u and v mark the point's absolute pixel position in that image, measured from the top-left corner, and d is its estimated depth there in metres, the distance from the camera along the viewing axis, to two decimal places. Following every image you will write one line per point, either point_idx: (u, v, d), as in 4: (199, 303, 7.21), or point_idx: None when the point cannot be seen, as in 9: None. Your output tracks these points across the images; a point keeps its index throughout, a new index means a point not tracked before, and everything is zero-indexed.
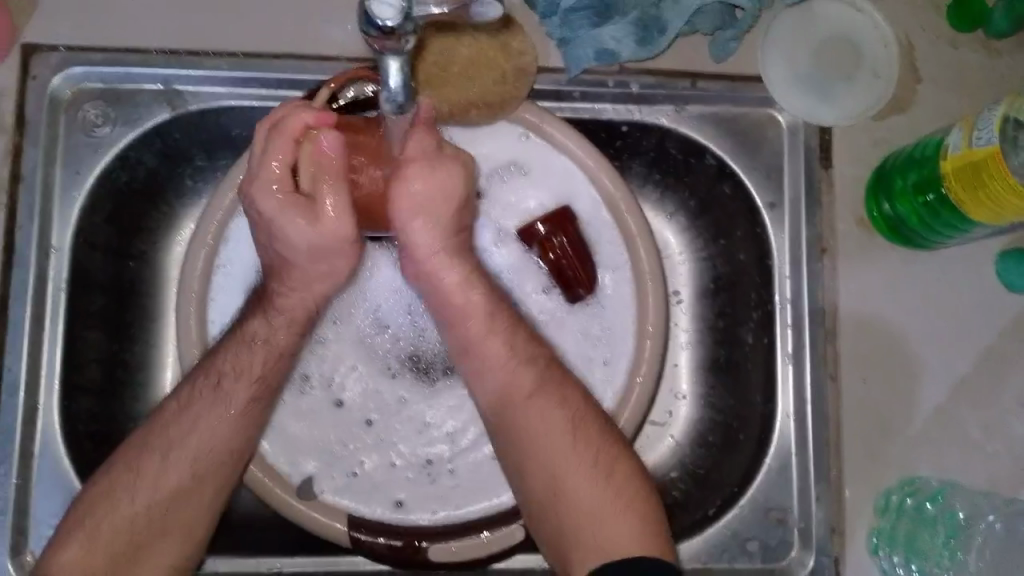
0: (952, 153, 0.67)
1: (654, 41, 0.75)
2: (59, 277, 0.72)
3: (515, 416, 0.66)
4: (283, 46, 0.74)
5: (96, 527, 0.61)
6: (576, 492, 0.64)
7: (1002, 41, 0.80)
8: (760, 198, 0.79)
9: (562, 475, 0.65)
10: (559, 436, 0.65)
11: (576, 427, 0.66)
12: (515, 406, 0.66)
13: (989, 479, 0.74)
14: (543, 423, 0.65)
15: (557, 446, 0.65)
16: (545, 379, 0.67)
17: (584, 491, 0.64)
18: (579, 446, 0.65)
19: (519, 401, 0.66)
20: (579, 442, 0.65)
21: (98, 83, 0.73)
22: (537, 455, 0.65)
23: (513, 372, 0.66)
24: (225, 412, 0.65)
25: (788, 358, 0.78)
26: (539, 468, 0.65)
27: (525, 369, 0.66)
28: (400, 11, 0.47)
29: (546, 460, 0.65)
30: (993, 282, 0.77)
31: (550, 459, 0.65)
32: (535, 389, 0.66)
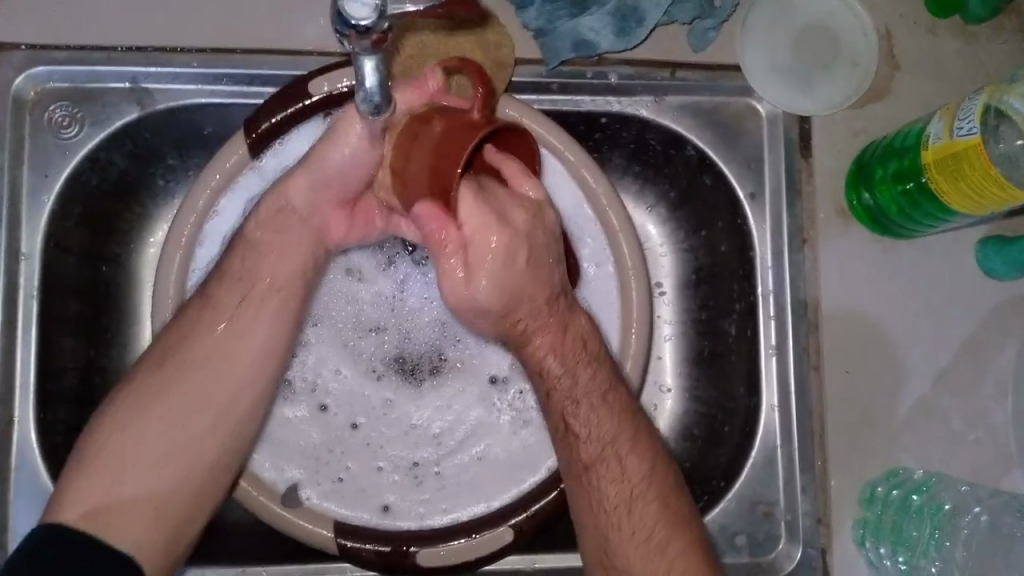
0: (932, 145, 0.67)
1: (632, 32, 0.74)
2: (30, 285, 0.70)
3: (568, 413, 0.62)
4: (254, 41, 0.72)
5: (92, 476, 0.58)
6: (637, 566, 0.61)
7: (979, 28, 0.80)
8: (742, 189, 0.79)
9: (619, 537, 0.62)
10: (629, 508, 0.62)
11: (641, 497, 0.62)
12: (589, 459, 0.63)
13: (971, 469, 0.75)
14: (616, 484, 0.62)
15: (624, 518, 0.62)
16: (622, 434, 0.63)
17: (624, 508, 0.62)
18: (639, 518, 0.62)
19: (571, 399, 0.62)
20: (641, 512, 0.62)
21: (63, 82, 0.71)
22: (603, 520, 0.62)
23: (594, 429, 0.62)
24: (197, 359, 0.62)
25: (771, 350, 0.78)
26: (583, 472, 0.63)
27: (602, 416, 0.62)
28: (373, 9, 0.46)
29: (607, 521, 0.62)
30: (973, 271, 0.77)
31: (617, 529, 0.62)
32: (587, 390, 0.62)
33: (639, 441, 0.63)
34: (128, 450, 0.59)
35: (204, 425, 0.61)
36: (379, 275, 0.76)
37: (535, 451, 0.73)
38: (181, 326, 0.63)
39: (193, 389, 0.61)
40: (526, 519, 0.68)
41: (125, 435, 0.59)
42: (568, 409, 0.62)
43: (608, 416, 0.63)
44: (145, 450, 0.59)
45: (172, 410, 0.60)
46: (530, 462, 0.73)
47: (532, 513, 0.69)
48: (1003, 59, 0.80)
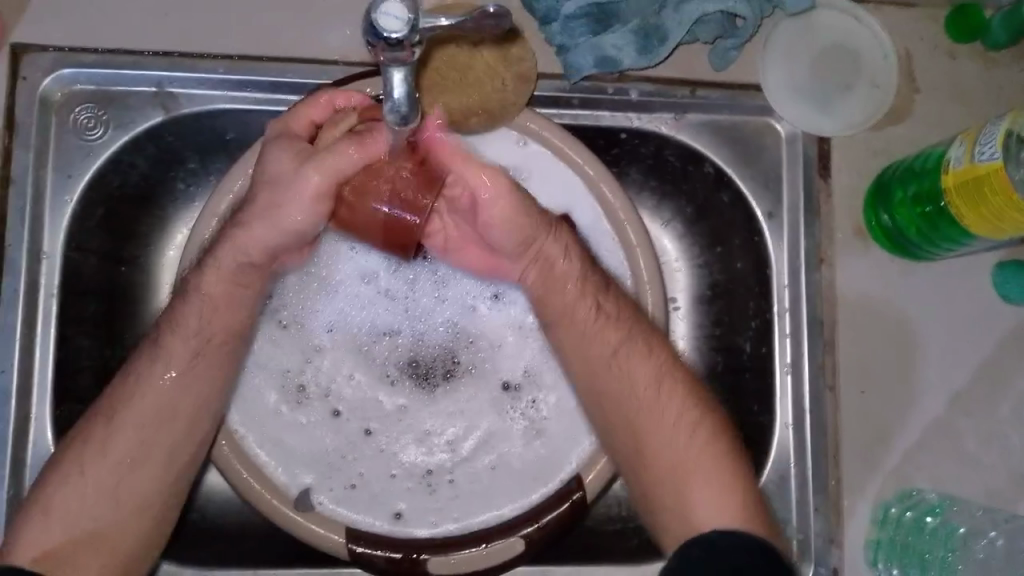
0: (953, 168, 0.67)
1: (654, 50, 0.74)
2: (51, 285, 0.71)
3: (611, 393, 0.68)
4: (279, 49, 0.73)
5: (49, 506, 0.61)
6: (674, 458, 0.66)
7: (999, 52, 0.80)
8: (760, 207, 0.79)
9: (651, 438, 0.67)
10: (653, 402, 0.67)
11: (665, 382, 0.68)
12: (617, 364, 0.68)
13: (985, 492, 0.75)
14: (638, 387, 0.68)
15: (651, 405, 0.67)
16: (626, 324, 0.69)
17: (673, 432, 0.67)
18: (668, 401, 0.67)
19: (612, 364, 0.68)
20: (665, 406, 0.67)
21: (90, 85, 0.71)
22: (642, 429, 0.67)
23: (594, 338, 0.68)
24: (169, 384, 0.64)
25: (786, 368, 0.78)
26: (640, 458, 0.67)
27: (612, 326, 0.68)
28: (407, 23, 0.46)
29: (636, 412, 0.67)
30: (990, 294, 0.78)
31: (652, 419, 0.67)
32: (623, 347, 0.68)
33: (630, 357, 0.68)
34: (72, 504, 0.61)
35: (145, 475, 0.63)
36: (390, 277, 0.76)
37: (546, 462, 0.73)
38: (173, 343, 0.64)
39: (133, 449, 0.63)
40: (538, 528, 0.68)
41: (65, 488, 0.62)
42: (612, 387, 0.68)
43: (615, 329, 0.68)
44: (85, 501, 0.62)
45: (134, 433, 0.63)
46: (543, 473, 0.73)
47: (544, 523, 0.69)
48: (1023, 84, 0.80)
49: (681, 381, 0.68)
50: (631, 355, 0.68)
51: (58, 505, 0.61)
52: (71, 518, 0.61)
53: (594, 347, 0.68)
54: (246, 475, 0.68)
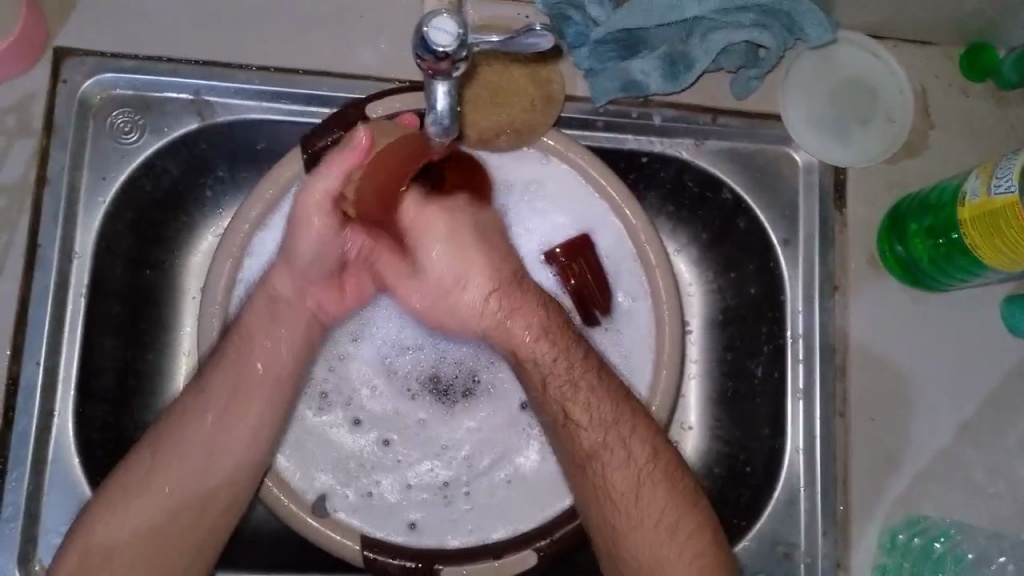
0: (969, 201, 0.69)
1: (681, 76, 0.76)
2: (80, 285, 0.72)
3: (599, 453, 0.66)
4: (314, 62, 0.75)
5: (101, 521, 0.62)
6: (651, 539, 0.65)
7: (1012, 92, 0.83)
8: (776, 234, 0.81)
9: (645, 502, 0.65)
10: (653, 480, 0.66)
11: (653, 461, 0.66)
12: (598, 445, 0.66)
13: (990, 520, 0.76)
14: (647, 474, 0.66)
15: (638, 476, 0.66)
16: (628, 418, 0.66)
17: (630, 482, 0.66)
18: (650, 502, 0.65)
19: (605, 437, 0.66)
20: (650, 497, 0.66)
21: (128, 90, 0.73)
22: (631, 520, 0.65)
23: (594, 414, 0.66)
24: None
25: (798, 394, 0.79)
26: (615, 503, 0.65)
27: (596, 398, 0.66)
28: (456, 38, 0.48)
29: (637, 492, 0.66)
30: (999, 327, 0.79)
31: (641, 504, 0.65)
32: (619, 425, 0.66)
33: (639, 429, 0.66)
34: (115, 527, 0.62)
35: (191, 514, 0.64)
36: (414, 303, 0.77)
37: (564, 476, 0.74)
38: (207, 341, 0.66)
39: (175, 483, 0.64)
40: (551, 542, 0.69)
41: (115, 517, 0.62)
42: (600, 448, 0.66)
43: (606, 404, 0.66)
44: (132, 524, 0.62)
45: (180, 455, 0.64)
46: (561, 488, 0.74)
47: (554, 537, 0.69)
48: None
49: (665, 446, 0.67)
50: (578, 414, 0.66)
51: (102, 528, 0.62)
52: (112, 538, 0.62)
53: (585, 426, 0.66)
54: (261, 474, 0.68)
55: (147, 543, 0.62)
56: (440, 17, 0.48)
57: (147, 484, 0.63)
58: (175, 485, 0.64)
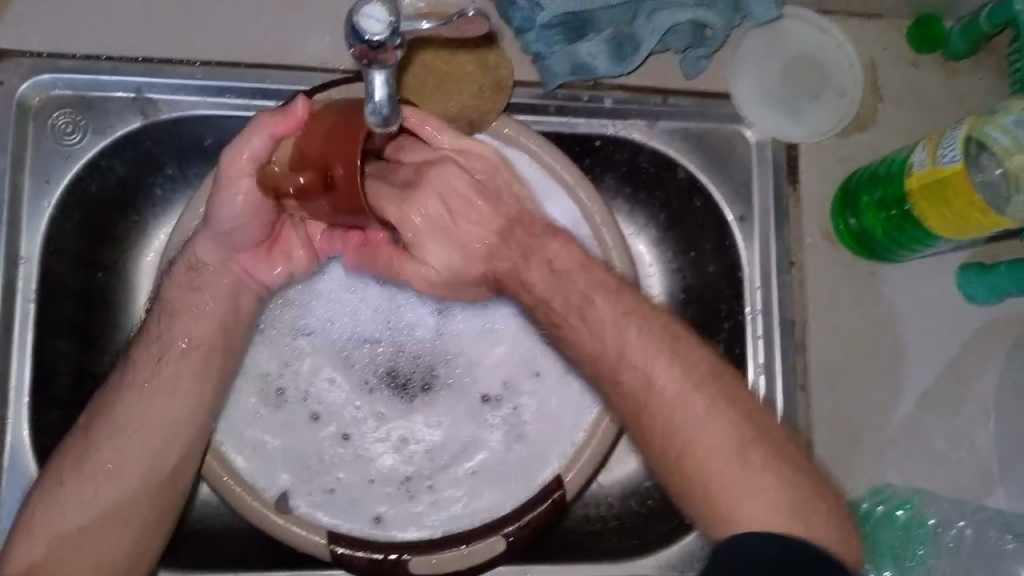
0: (917, 171, 0.70)
1: (627, 59, 0.76)
2: (28, 290, 0.70)
3: (643, 402, 0.60)
4: (259, 55, 0.74)
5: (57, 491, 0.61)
6: (729, 437, 0.58)
7: (958, 62, 0.83)
8: (731, 212, 0.81)
9: (710, 437, 0.58)
10: (719, 435, 0.58)
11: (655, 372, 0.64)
12: (673, 394, 0.59)
13: (953, 486, 0.77)
14: (685, 411, 0.59)
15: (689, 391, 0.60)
16: (607, 340, 0.66)
17: (701, 415, 0.58)
18: (716, 424, 0.58)
19: (643, 387, 0.60)
20: (714, 423, 0.58)
21: (68, 90, 0.71)
22: (690, 452, 0.58)
23: (609, 346, 0.61)
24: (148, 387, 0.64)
25: (759, 368, 0.79)
26: (674, 443, 0.59)
27: (663, 364, 0.60)
28: (388, 24, 0.48)
29: (727, 446, 0.57)
30: (954, 295, 0.80)
31: (707, 438, 0.58)
32: (655, 363, 0.60)
33: (677, 359, 0.60)
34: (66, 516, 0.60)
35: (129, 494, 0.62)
36: (378, 292, 0.77)
37: (529, 464, 0.74)
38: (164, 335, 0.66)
39: (113, 459, 0.62)
40: (520, 528, 0.68)
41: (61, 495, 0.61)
42: (643, 400, 0.60)
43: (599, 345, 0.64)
44: (80, 514, 0.61)
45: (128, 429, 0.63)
46: (524, 474, 0.74)
47: (524, 521, 0.69)
48: (981, 93, 0.84)
49: (668, 371, 0.65)
50: (557, 334, 0.64)
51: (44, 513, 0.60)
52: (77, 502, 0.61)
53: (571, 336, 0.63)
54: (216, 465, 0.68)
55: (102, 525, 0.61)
56: (373, 5, 0.48)
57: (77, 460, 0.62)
58: (118, 460, 0.62)
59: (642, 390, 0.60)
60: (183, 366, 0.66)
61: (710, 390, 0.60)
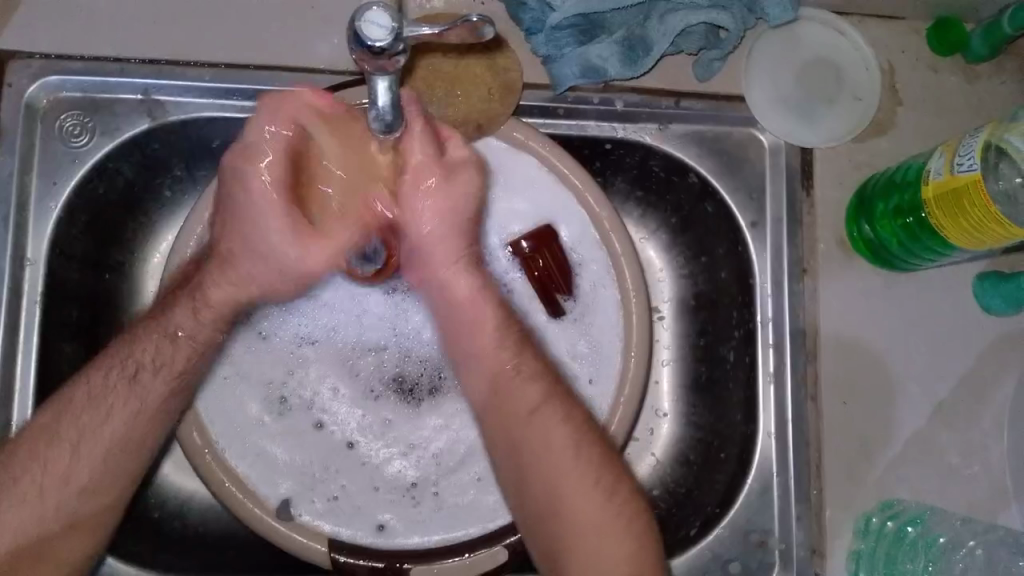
0: (933, 180, 0.68)
1: (639, 62, 0.75)
2: (34, 291, 0.71)
3: (517, 433, 0.63)
4: (266, 57, 0.73)
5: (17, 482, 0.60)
6: (590, 516, 0.62)
7: (981, 66, 0.81)
8: (743, 217, 0.79)
9: (569, 498, 0.62)
10: (586, 483, 0.62)
11: (582, 445, 0.63)
12: (503, 405, 0.63)
13: (965, 501, 0.75)
14: (549, 448, 0.63)
15: (574, 467, 0.63)
16: (553, 399, 0.64)
17: (555, 451, 0.63)
18: (578, 470, 0.63)
19: (522, 416, 0.63)
20: (574, 473, 0.63)
21: (76, 91, 0.71)
22: (550, 497, 0.63)
23: (520, 377, 0.63)
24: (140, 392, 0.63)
25: (769, 378, 0.78)
26: (537, 485, 0.63)
27: (536, 382, 0.63)
28: (391, 31, 0.47)
29: (558, 481, 0.62)
30: (972, 305, 0.78)
31: (562, 490, 0.62)
32: (535, 399, 0.63)
33: (555, 413, 0.63)
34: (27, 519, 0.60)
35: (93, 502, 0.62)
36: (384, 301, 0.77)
37: None
38: None
39: (86, 475, 0.61)
40: (521, 538, 0.69)
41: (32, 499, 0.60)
42: (518, 428, 0.63)
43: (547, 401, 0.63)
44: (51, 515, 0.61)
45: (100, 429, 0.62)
46: None
47: None
48: (1004, 98, 0.81)
49: (600, 450, 0.64)
50: (512, 380, 0.63)
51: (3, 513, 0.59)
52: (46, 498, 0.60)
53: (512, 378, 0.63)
54: (217, 471, 0.68)
55: (61, 535, 0.61)
56: (374, 10, 0.47)
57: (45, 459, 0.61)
58: (94, 478, 0.62)
59: (508, 419, 0.63)
60: (165, 351, 0.63)
61: (565, 418, 0.64)
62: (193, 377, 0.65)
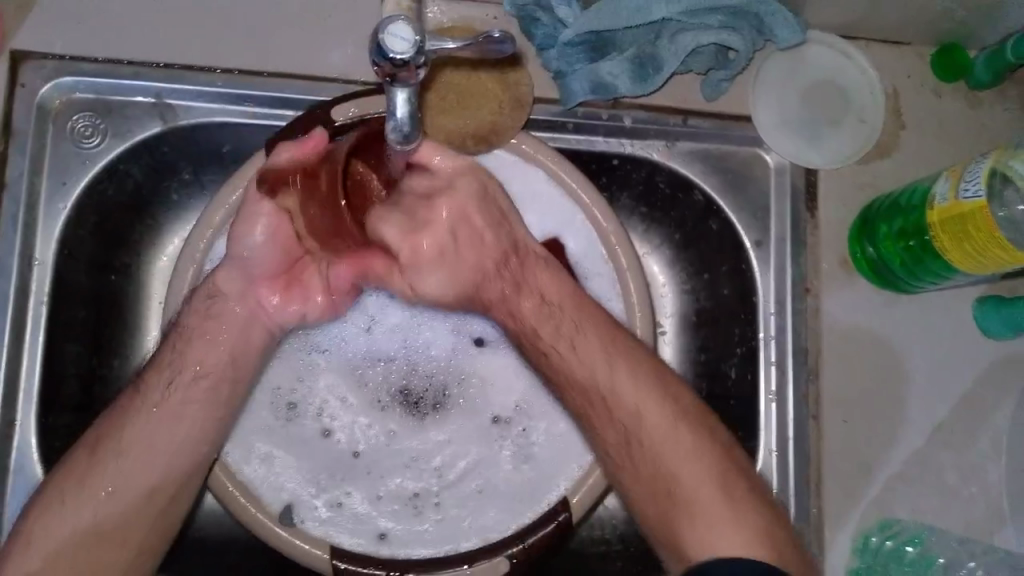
0: (939, 204, 0.69)
1: (650, 79, 0.76)
2: (41, 291, 0.70)
3: (551, 350, 0.69)
4: (279, 64, 0.73)
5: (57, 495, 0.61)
6: (699, 481, 0.63)
7: (984, 91, 0.82)
8: (748, 236, 0.80)
9: (626, 409, 0.66)
10: (638, 397, 0.66)
11: (680, 415, 0.66)
12: (535, 328, 0.69)
13: (963, 523, 0.76)
14: (590, 356, 0.67)
15: (672, 437, 0.65)
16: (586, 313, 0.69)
17: (596, 354, 0.67)
18: (625, 390, 0.66)
19: (555, 333, 0.68)
20: (624, 386, 0.66)
21: (89, 93, 0.72)
22: (603, 412, 0.67)
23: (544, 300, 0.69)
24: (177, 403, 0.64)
25: (771, 397, 0.79)
26: (587, 397, 0.67)
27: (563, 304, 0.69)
28: (414, 44, 0.47)
29: (603, 379, 0.67)
30: (971, 328, 0.79)
31: (613, 396, 0.66)
32: (565, 309, 0.69)
33: (586, 322, 0.69)
34: (55, 529, 0.60)
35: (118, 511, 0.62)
36: (397, 313, 0.77)
37: (535, 485, 0.74)
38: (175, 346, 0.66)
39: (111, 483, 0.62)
40: (524, 549, 0.69)
41: (64, 510, 0.60)
42: (552, 345, 0.69)
43: (629, 384, 0.66)
44: (80, 526, 0.60)
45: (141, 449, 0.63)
46: (532, 496, 0.73)
47: (527, 543, 0.69)
48: (1006, 124, 0.82)
49: (635, 352, 0.68)
50: (564, 343, 0.68)
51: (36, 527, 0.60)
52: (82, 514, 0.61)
53: (583, 374, 0.67)
54: (221, 475, 0.68)
55: (83, 550, 0.60)
56: (397, 23, 0.47)
57: (76, 471, 0.62)
58: (117, 484, 0.62)
59: (538, 333, 0.69)
60: (185, 366, 0.65)
61: (601, 331, 0.68)
62: (216, 380, 0.66)
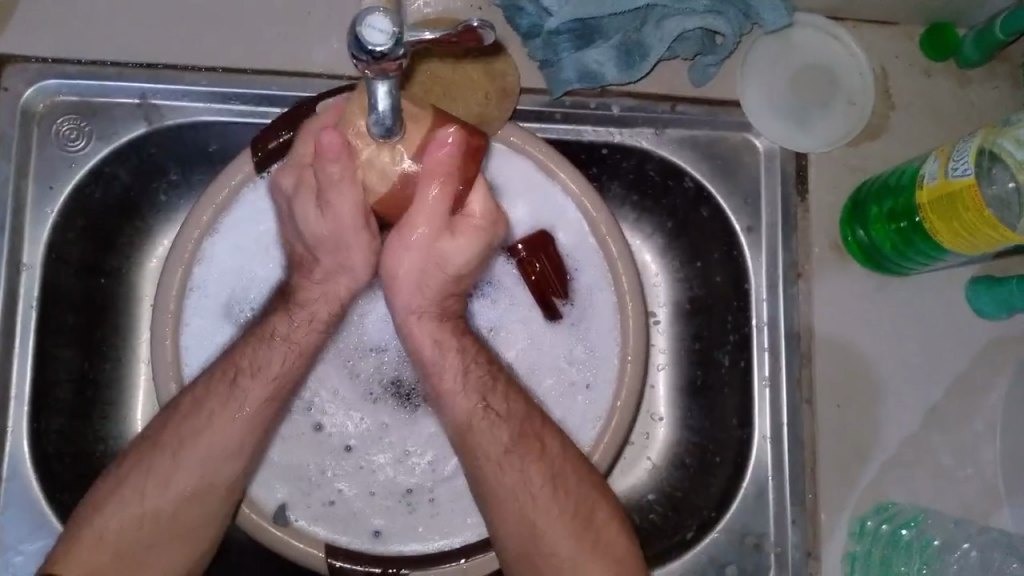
0: (927, 184, 0.69)
1: (635, 66, 0.75)
2: (30, 295, 0.71)
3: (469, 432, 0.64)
4: (262, 61, 0.73)
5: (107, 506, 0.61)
6: (567, 549, 0.63)
7: (973, 70, 0.82)
8: (738, 222, 0.80)
9: (532, 508, 0.64)
10: (547, 495, 0.64)
11: (559, 476, 0.65)
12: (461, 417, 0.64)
13: (959, 505, 0.76)
14: (500, 447, 0.64)
15: (545, 500, 0.64)
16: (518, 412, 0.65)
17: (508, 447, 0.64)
18: (533, 485, 0.64)
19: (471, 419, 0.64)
20: (534, 485, 0.64)
21: (72, 96, 0.72)
22: (513, 506, 0.64)
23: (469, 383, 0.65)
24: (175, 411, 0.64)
25: (764, 382, 0.79)
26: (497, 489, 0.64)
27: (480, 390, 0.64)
28: (391, 36, 0.46)
29: (513, 476, 0.64)
30: (964, 309, 0.79)
31: (518, 493, 0.64)
32: (480, 393, 0.64)
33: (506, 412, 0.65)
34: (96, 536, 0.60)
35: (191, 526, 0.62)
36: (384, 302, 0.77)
37: None
38: None
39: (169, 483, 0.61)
40: None
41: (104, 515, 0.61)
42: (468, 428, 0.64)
43: (543, 464, 0.64)
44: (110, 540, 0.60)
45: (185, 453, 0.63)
46: None
47: None
48: (995, 102, 0.82)
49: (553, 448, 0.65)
50: (484, 427, 0.64)
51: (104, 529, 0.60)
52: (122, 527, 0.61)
53: (499, 470, 0.64)
54: None
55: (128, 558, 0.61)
56: (374, 14, 0.46)
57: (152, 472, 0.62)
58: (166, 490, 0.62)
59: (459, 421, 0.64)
60: None
61: (518, 422, 0.65)
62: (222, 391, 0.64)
